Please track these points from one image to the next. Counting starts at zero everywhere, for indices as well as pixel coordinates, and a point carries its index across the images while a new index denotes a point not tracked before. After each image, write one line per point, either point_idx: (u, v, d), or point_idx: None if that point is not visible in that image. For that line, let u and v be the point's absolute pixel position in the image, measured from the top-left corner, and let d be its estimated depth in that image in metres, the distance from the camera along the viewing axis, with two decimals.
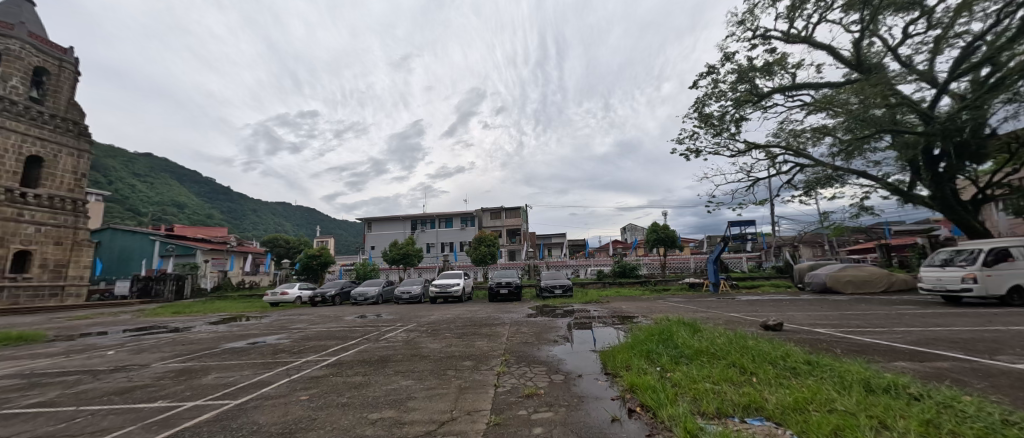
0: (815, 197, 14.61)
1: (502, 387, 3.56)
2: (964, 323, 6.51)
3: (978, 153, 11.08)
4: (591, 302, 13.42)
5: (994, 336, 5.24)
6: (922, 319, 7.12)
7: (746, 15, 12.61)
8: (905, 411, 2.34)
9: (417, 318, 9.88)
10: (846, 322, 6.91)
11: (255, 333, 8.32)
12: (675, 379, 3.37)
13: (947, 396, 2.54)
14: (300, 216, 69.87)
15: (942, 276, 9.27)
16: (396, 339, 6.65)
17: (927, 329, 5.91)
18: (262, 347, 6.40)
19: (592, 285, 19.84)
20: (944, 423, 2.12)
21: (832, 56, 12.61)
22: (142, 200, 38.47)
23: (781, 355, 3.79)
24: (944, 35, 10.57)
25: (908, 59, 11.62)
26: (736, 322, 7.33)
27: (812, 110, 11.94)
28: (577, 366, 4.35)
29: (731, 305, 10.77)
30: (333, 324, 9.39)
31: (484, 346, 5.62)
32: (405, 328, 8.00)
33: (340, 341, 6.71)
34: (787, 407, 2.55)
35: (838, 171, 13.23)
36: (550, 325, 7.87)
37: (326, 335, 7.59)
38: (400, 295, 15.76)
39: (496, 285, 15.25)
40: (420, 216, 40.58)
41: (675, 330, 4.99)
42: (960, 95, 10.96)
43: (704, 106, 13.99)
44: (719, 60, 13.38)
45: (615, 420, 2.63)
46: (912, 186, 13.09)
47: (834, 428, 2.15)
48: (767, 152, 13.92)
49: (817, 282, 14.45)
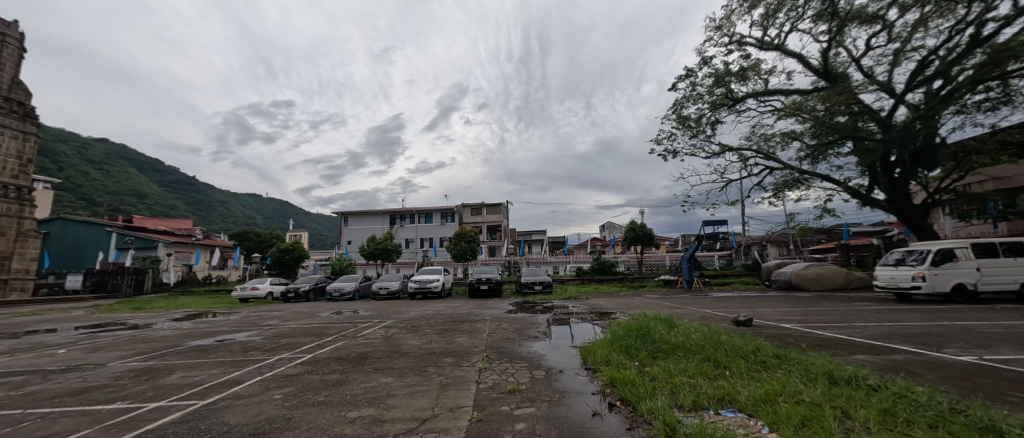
0: (783, 198, 15.27)
1: (483, 383, 3.56)
2: (915, 319, 6.96)
3: (930, 160, 11.87)
4: (571, 298, 13.54)
5: (942, 331, 5.66)
6: (879, 315, 7.58)
7: (724, 21, 13.05)
8: (865, 401, 2.50)
9: (397, 315, 9.75)
10: (811, 318, 7.32)
11: (224, 330, 7.96)
12: (653, 373, 3.47)
13: (902, 387, 2.71)
14: (274, 209, 67.46)
15: (895, 275, 9.94)
16: (375, 335, 6.53)
17: (884, 325, 6.31)
18: (231, 345, 6.13)
19: (572, 281, 20.17)
20: (900, 412, 2.27)
21: (802, 64, 13.22)
22: (97, 188, 35.97)
23: (752, 350, 3.95)
24: (902, 48, 11.26)
25: (869, 70, 12.35)
26: (709, 318, 7.61)
27: (782, 116, 12.49)
28: (558, 361, 4.40)
29: (705, 302, 11.14)
30: (308, 321, 9.08)
31: (465, 343, 5.58)
32: (384, 325, 7.86)
33: (315, 338, 6.52)
34: (758, 399, 2.67)
35: (804, 174, 13.92)
36: (530, 321, 7.91)
37: (301, 331, 7.36)
38: (377, 290, 15.45)
39: (476, 280, 15.19)
40: (399, 211, 40.05)
41: (652, 326, 5.10)
42: (915, 106, 11.71)
43: (682, 108, 14.43)
44: (698, 64, 13.83)
45: (597, 414, 2.68)
46: (870, 190, 13.90)
47: (802, 418, 2.26)
48: (740, 154, 14.55)
49: (782, 280, 15.09)
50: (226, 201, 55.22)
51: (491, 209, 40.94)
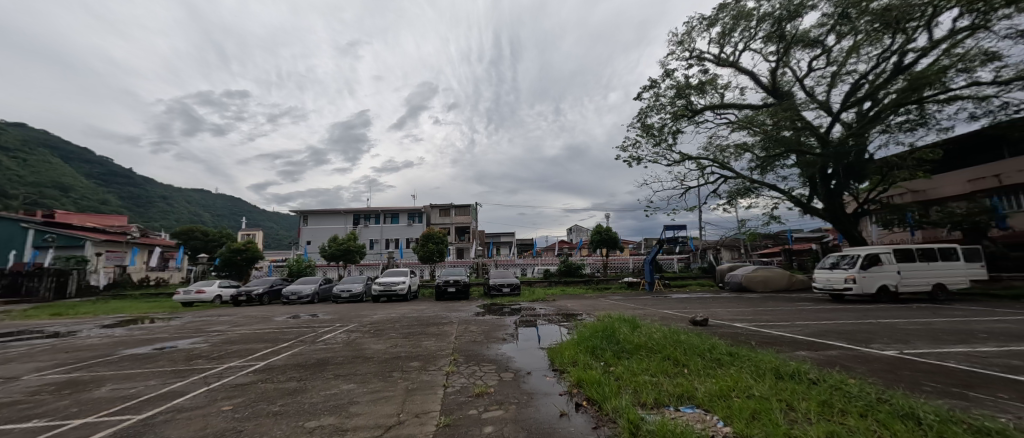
0: (736, 206, 16.29)
1: (451, 387, 3.50)
2: (848, 317, 7.65)
3: (860, 174, 13.13)
4: (538, 300, 13.67)
5: (870, 328, 6.26)
6: (818, 314, 8.26)
7: (685, 37, 13.79)
8: (806, 393, 2.72)
9: (359, 318, 9.40)
10: (759, 317, 7.85)
11: (165, 337, 7.30)
12: (618, 373, 3.57)
13: (837, 380, 2.98)
14: (224, 206, 62.93)
15: (831, 277, 10.89)
16: (336, 340, 6.25)
17: (822, 323, 6.89)
18: (172, 353, 5.63)
19: (539, 283, 20.37)
20: (835, 403, 2.49)
21: (754, 81, 14.21)
22: (11, 179, 31.87)
23: (708, 348, 4.18)
24: (838, 72, 12.41)
25: (811, 89, 13.49)
26: (668, 319, 7.96)
27: (736, 128, 13.35)
28: (525, 363, 4.42)
29: (665, 303, 11.65)
30: (262, 326, 8.53)
31: (431, 346, 5.48)
32: (346, 329, 7.55)
33: (270, 344, 6.14)
34: (713, 394, 2.83)
35: (754, 183, 14.94)
36: (498, 323, 7.90)
37: (253, 337, 6.90)
38: (338, 293, 14.81)
39: (443, 283, 14.97)
40: (363, 211, 38.71)
41: (617, 327, 5.27)
42: (848, 124, 12.94)
43: (646, 117, 15.04)
44: (661, 76, 14.50)
45: (564, 415, 2.72)
46: (810, 199, 15.15)
47: (752, 411, 2.42)
48: (698, 163, 15.37)
49: (734, 282, 16.08)
50: (168, 197, 50.81)
51: (459, 211, 40.56)
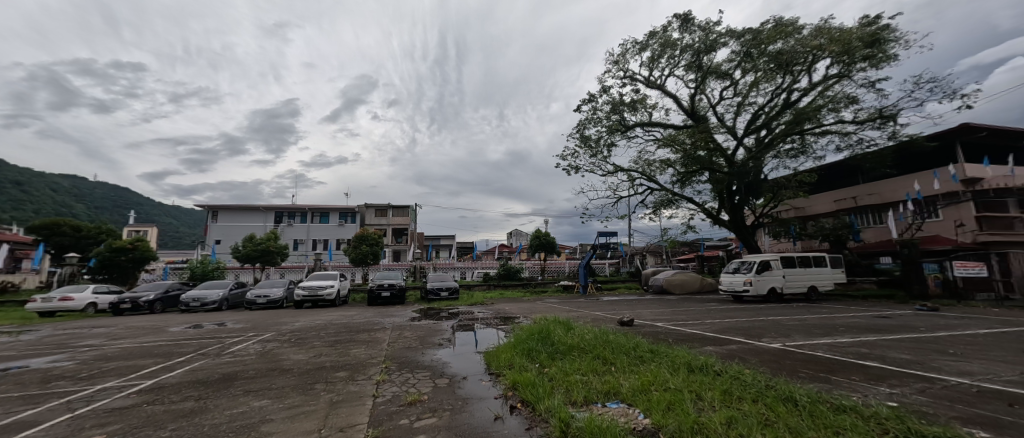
0: (660, 215, 17.85)
1: (381, 397, 3.33)
2: (747, 316, 8.77)
3: (757, 191, 15.21)
4: (476, 304, 13.59)
5: (763, 325, 7.24)
6: (724, 313, 9.34)
7: (620, 57, 14.84)
8: (711, 384, 3.06)
9: (278, 326, 8.53)
10: (676, 317, 8.65)
11: (12, 356, 5.90)
12: (551, 373, 3.69)
13: (736, 370, 3.40)
14: (107, 197, 53.07)
15: (733, 280, 12.41)
16: (248, 352, 5.60)
17: (726, 322, 7.81)
18: (23, 375, 4.58)
19: (478, 287, 20.27)
20: (734, 391, 2.84)
21: (677, 104, 15.75)
22: None
23: (633, 346, 4.50)
24: (743, 102, 14.29)
25: (721, 115, 15.34)
26: (599, 320, 8.42)
27: (661, 145, 14.68)
28: (461, 368, 4.37)
29: (597, 305, 12.31)
30: (152, 338, 7.31)
31: (360, 354, 5.16)
32: (260, 339, 6.79)
33: (162, 359, 5.29)
34: (636, 389, 3.06)
35: (675, 196, 16.52)
36: (434, 328, 7.70)
37: (140, 352, 5.89)
38: (253, 299, 13.28)
39: (377, 287, 14.19)
40: (287, 208, 35.30)
41: (551, 329, 5.44)
42: (749, 148, 14.93)
43: (584, 129, 15.86)
44: (599, 91, 15.41)
45: (498, 418, 2.74)
46: (719, 212, 17.16)
47: (668, 403, 2.66)
48: (629, 175, 16.58)
49: (656, 285, 17.55)
50: (26, 182, 41.44)
51: (397, 211, 38.88)
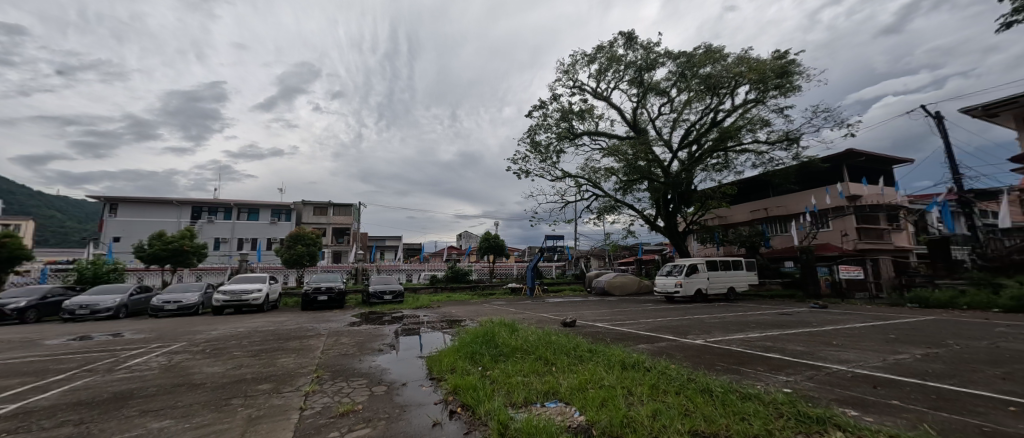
0: (603, 220, 18.75)
1: (309, 409, 3.11)
2: (676, 315, 9.52)
3: (688, 201, 16.61)
4: (422, 307, 13.23)
5: (690, 323, 7.89)
6: (657, 313, 10.05)
7: (570, 68, 15.41)
8: (640, 379, 3.28)
9: (191, 336, 7.59)
10: (615, 318, 9.14)
11: None
12: (493, 376, 3.71)
13: (663, 366, 3.68)
14: None
15: (666, 282, 13.41)
16: (150, 366, 4.90)
17: (659, 321, 8.40)
18: None
19: (424, 289, 19.74)
20: (659, 385, 3.07)
21: (620, 116, 16.70)
22: None
23: (573, 347, 4.66)
24: (677, 118, 15.54)
25: (659, 129, 16.54)
26: (544, 322, 8.61)
27: (606, 154, 15.45)
28: (401, 374, 4.22)
29: (542, 307, 12.60)
30: (21, 353, 6.12)
31: (289, 364, 4.77)
32: (168, 350, 6.00)
33: (34, 378, 4.45)
34: (573, 388, 3.18)
35: (617, 202, 17.47)
36: (375, 333, 7.35)
37: (3, 370, 4.90)
38: (161, 305, 11.69)
39: (313, 291, 13.22)
40: (208, 203, 31.61)
41: (496, 331, 5.45)
42: (682, 161, 16.27)
43: (535, 134, 16.21)
44: (549, 98, 15.85)
45: (437, 424, 2.69)
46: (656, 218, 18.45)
47: (602, 400, 2.79)
48: (576, 181, 17.22)
49: (598, 287, 18.38)
50: None
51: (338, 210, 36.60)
